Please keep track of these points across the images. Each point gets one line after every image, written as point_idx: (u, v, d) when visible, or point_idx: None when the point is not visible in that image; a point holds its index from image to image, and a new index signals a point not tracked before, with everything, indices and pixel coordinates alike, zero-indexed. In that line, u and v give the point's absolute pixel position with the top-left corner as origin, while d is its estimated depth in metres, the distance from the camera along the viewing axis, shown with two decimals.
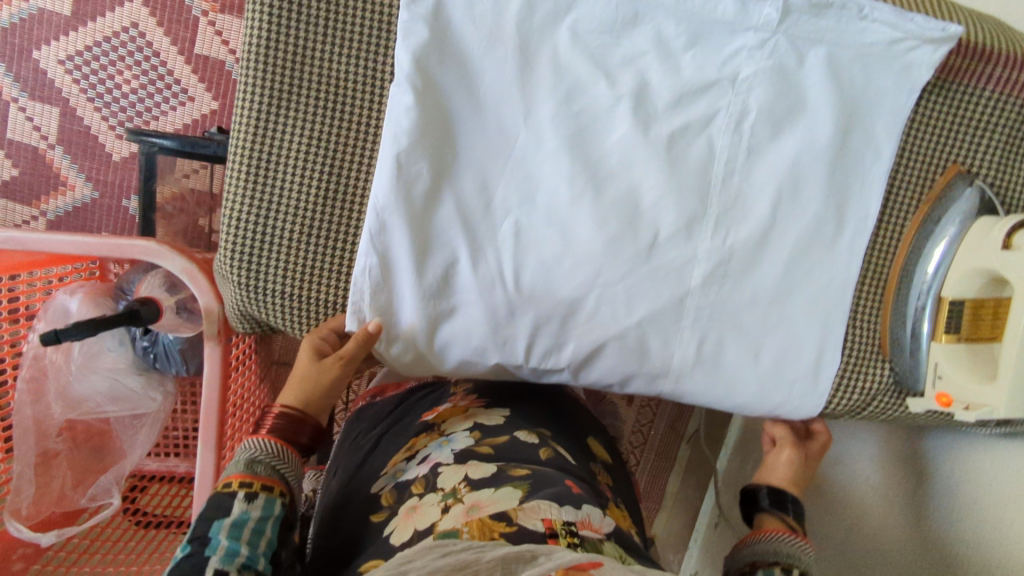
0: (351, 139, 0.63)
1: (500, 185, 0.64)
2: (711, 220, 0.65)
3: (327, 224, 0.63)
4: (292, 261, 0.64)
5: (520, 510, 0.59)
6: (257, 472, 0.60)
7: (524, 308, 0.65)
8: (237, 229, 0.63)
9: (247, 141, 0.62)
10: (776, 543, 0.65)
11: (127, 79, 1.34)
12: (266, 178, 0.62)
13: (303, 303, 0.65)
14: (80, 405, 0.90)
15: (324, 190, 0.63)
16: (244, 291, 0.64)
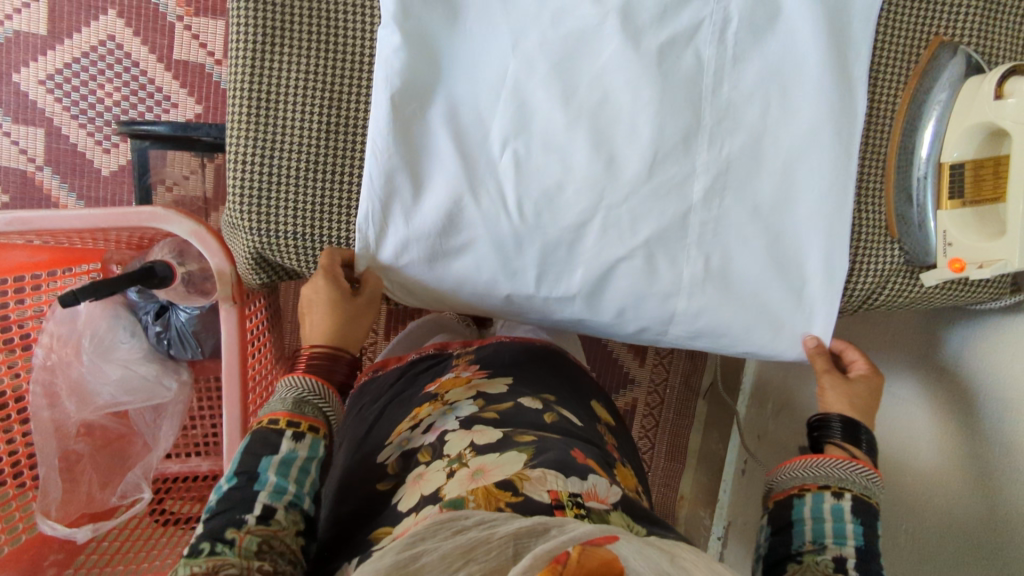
0: (344, 82, 0.63)
1: (494, 120, 0.64)
2: (706, 131, 0.65)
3: (329, 169, 0.63)
4: (297, 209, 0.64)
5: (527, 481, 0.56)
6: (304, 411, 0.60)
7: (531, 238, 0.65)
8: (241, 181, 0.63)
9: (243, 94, 0.62)
10: (817, 467, 0.66)
11: (109, 92, 1.34)
12: (266, 119, 0.62)
13: (313, 250, 0.65)
14: (94, 401, 0.90)
15: (322, 136, 0.63)
16: (254, 241, 0.64)
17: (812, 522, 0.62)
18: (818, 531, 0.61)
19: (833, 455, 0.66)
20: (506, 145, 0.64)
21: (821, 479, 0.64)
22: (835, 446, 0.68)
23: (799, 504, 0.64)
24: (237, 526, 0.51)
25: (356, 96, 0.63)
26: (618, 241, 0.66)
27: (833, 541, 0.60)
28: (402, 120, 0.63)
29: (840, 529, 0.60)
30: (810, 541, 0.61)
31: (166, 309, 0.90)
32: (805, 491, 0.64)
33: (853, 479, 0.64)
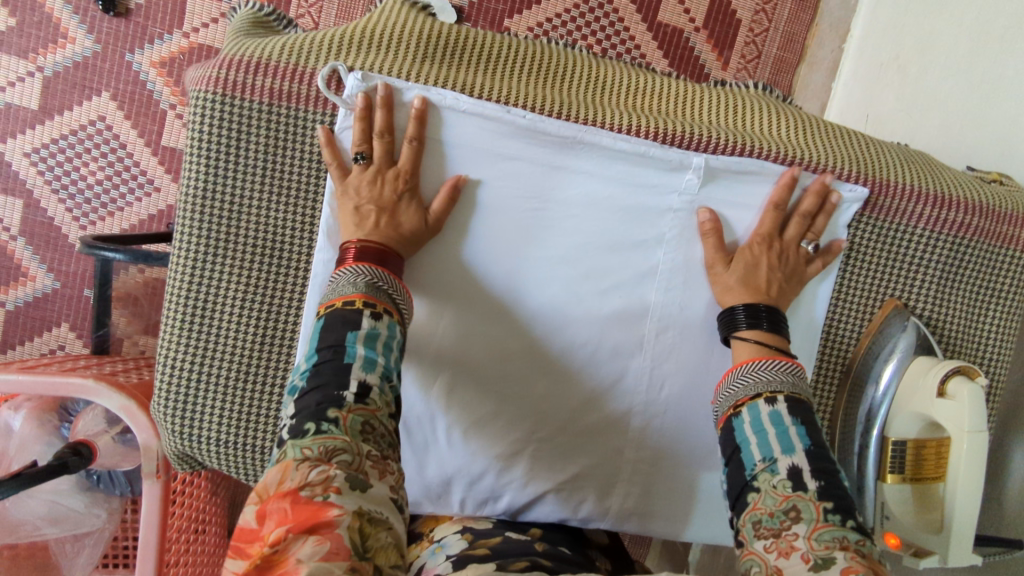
0: (282, 295, 0.62)
1: (432, 348, 0.63)
2: (646, 372, 0.65)
3: (259, 378, 0.62)
4: (223, 416, 0.62)
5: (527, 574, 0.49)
6: (377, 295, 0.54)
7: (456, 469, 0.64)
8: (167, 384, 0.61)
9: (180, 299, 0.61)
10: (746, 377, 0.56)
11: (93, 170, 1.34)
12: (201, 323, 0.61)
13: (233, 457, 0.63)
14: (14, 529, 0.86)
15: (256, 345, 0.62)
16: (177, 444, 0.63)
17: (757, 440, 0.52)
18: (766, 449, 0.51)
19: (750, 357, 0.58)
20: (441, 373, 0.63)
21: (752, 387, 0.55)
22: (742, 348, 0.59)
23: (739, 424, 0.54)
24: (336, 404, 0.47)
25: (291, 311, 0.62)
26: (546, 474, 0.65)
27: (782, 452, 0.50)
28: None
29: (784, 438, 0.51)
30: (761, 460, 0.51)
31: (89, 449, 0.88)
32: (739, 407, 0.55)
33: (780, 379, 0.55)
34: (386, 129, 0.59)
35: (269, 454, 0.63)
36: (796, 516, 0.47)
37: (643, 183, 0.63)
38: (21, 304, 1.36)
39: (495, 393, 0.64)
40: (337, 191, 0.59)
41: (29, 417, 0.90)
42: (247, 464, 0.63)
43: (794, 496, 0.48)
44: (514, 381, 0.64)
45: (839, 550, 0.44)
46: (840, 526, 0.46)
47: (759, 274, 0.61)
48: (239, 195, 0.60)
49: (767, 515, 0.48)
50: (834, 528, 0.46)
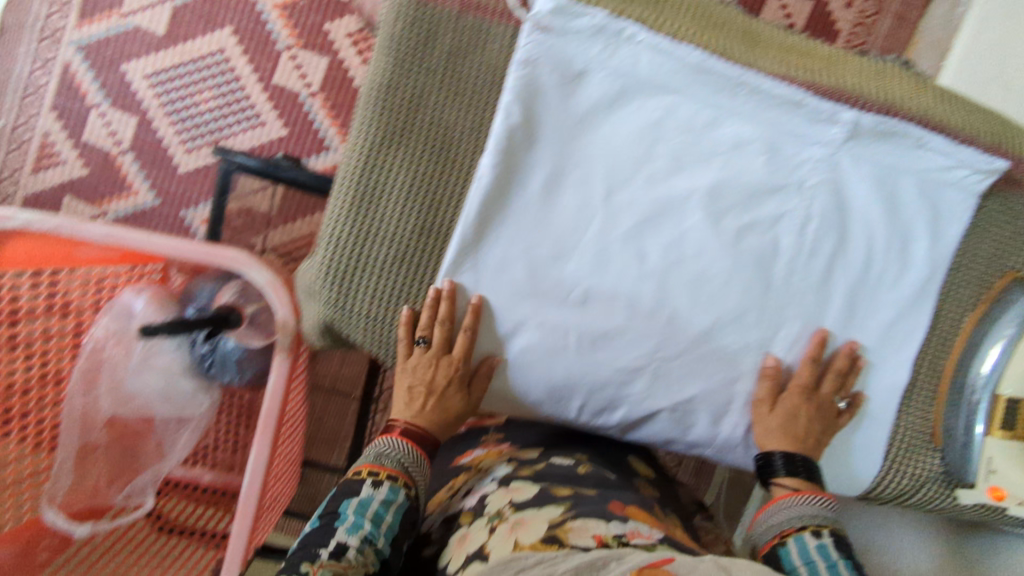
0: (445, 188, 0.67)
1: (573, 258, 0.66)
2: (767, 312, 0.67)
3: (413, 262, 0.67)
4: (375, 291, 0.67)
5: (570, 531, 0.60)
6: (383, 463, 0.65)
7: (583, 375, 0.67)
8: (329, 255, 0.66)
9: (351, 179, 0.65)
10: (793, 510, 0.64)
11: (205, 98, 1.41)
12: (367, 203, 0.66)
13: (379, 330, 0.68)
14: (129, 401, 0.96)
15: (414, 231, 0.67)
16: (328, 313, 0.67)
17: (805, 571, 0.59)
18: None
19: (787, 496, 0.66)
20: (579, 282, 0.66)
21: (799, 521, 0.63)
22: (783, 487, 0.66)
23: (786, 555, 0.62)
24: (311, 560, 0.56)
25: (451, 207, 0.66)
26: (664, 392, 0.68)
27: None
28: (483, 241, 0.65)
29: (834, 570, 0.58)
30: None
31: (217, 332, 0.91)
32: (786, 539, 0.62)
33: (823, 515, 0.63)
34: (565, 49, 0.63)
35: (411, 336, 0.68)
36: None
37: (791, 130, 0.65)
38: (121, 216, 1.43)
39: (625, 309, 0.66)
40: (512, 100, 0.62)
41: (150, 302, 0.95)
42: (388, 342, 0.68)
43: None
44: (643, 302, 0.66)
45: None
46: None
47: (798, 425, 0.67)
48: (421, 89, 0.65)
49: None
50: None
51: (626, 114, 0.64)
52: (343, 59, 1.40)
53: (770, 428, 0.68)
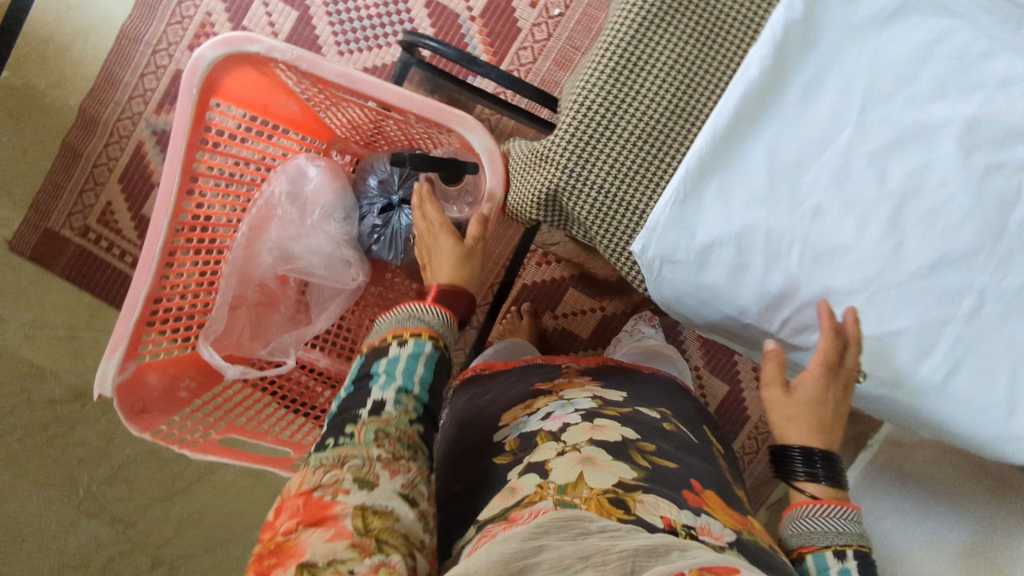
0: (703, 77, 0.68)
1: (814, 168, 0.66)
2: (998, 257, 0.67)
3: (658, 140, 0.67)
4: (615, 162, 0.67)
5: (640, 503, 0.53)
6: (408, 326, 0.70)
7: (800, 287, 0.67)
8: (578, 118, 0.68)
9: (616, 50, 0.67)
10: (805, 523, 0.66)
11: (368, 5, 1.43)
12: (626, 75, 0.67)
13: (609, 202, 0.68)
14: (292, 261, 0.95)
15: (665, 111, 0.67)
16: (564, 175, 0.68)
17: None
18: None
19: (821, 501, 0.67)
20: (817, 193, 0.66)
21: (816, 537, 0.64)
22: (807, 489, 0.68)
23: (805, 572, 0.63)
24: (354, 421, 0.61)
25: (706, 95, 0.68)
26: (874, 318, 0.68)
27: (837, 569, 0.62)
28: (735, 133, 0.66)
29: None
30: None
31: (393, 207, 0.94)
32: (804, 554, 0.64)
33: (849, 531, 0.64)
34: None
35: (639, 214, 0.68)
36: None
37: None
38: None
39: (857, 228, 0.66)
40: None
41: (324, 169, 0.96)
42: (614, 216, 0.68)
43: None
44: (874, 224, 0.67)
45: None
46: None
47: (825, 410, 0.70)
48: None
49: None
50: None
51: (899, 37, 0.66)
52: None
53: (789, 416, 0.71)
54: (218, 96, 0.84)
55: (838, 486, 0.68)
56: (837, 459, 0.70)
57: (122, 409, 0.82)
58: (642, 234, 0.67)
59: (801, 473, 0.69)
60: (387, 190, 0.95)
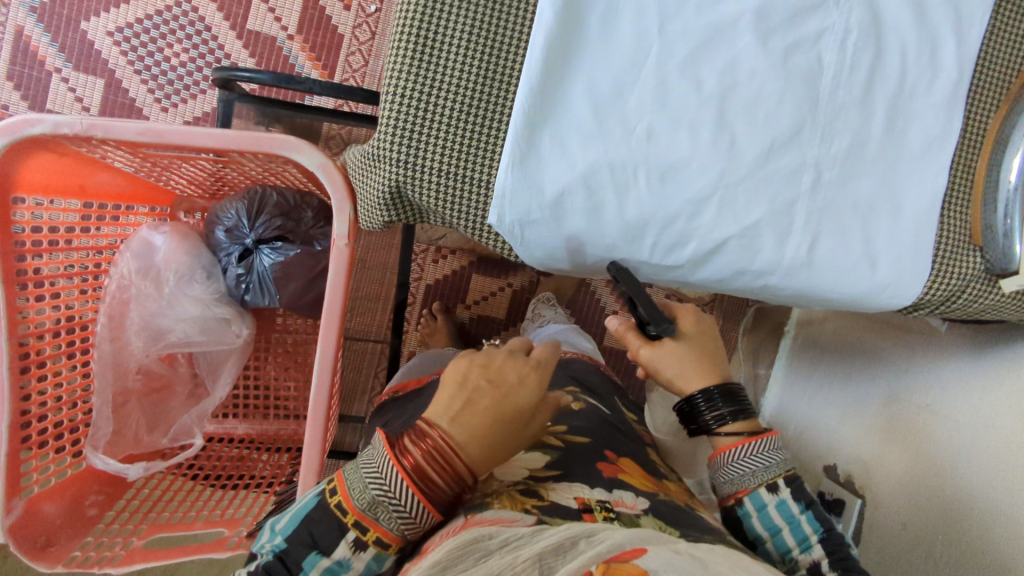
0: (506, 25, 0.66)
1: (634, 92, 0.68)
2: (820, 127, 0.71)
3: (483, 104, 0.66)
4: (448, 140, 0.66)
5: (553, 491, 0.69)
6: (377, 518, 0.57)
7: (657, 209, 0.69)
8: (398, 107, 0.66)
9: (413, 26, 0.65)
10: (741, 468, 0.67)
11: (178, 52, 1.35)
12: (431, 48, 0.65)
13: (454, 181, 0.67)
14: (166, 338, 0.89)
15: (480, 72, 0.66)
16: (403, 167, 0.66)
17: (773, 534, 0.64)
18: (783, 545, 0.64)
19: (737, 444, 0.68)
20: (644, 116, 0.68)
21: (746, 481, 0.67)
22: (726, 433, 0.69)
23: (748, 517, 0.66)
24: None
25: (513, 47, 0.66)
26: (731, 217, 0.70)
27: (801, 549, 0.63)
28: (550, 79, 0.66)
29: (799, 532, 0.64)
30: (781, 558, 0.64)
31: (251, 251, 0.89)
32: (741, 498, 0.67)
33: (773, 460, 0.66)
34: None
35: (487, 187, 0.67)
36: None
37: None
38: None
39: (688, 136, 0.68)
40: None
41: (172, 234, 0.90)
42: (463, 196, 0.68)
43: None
44: (704, 127, 0.69)
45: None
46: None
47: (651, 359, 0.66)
48: None
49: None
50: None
51: None
52: None
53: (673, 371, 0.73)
54: (16, 192, 0.74)
55: (749, 422, 0.69)
56: (739, 391, 0.71)
57: (22, 550, 0.72)
58: (494, 204, 0.67)
59: (711, 420, 0.70)
60: (239, 237, 0.89)
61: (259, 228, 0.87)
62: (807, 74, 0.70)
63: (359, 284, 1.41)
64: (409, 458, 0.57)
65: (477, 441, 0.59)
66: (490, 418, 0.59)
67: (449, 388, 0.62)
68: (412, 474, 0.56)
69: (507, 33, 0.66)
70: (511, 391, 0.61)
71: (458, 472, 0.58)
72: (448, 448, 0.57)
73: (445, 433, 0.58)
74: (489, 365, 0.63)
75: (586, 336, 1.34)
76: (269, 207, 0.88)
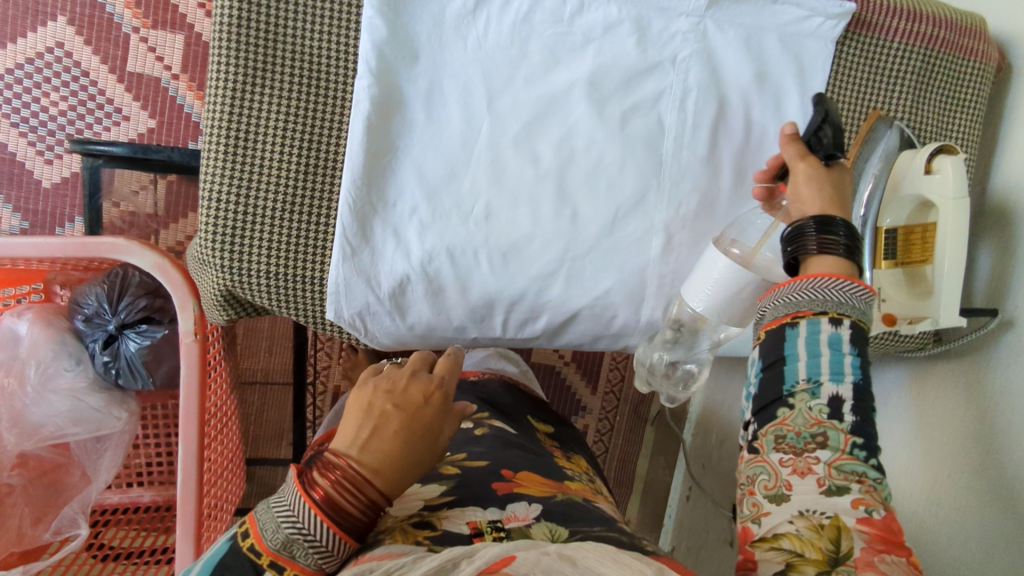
0: (322, 116, 0.63)
1: (467, 175, 0.66)
2: (665, 189, 0.70)
3: (306, 200, 0.64)
4: (274, 241, 0.64)
5: (445, 519, 0.62)
6: (294, 558, 0.53)
7: (499, 294, 0.67)
8: (217, 210, 0.63)
9: (224, 125, 0.62)
10: (811, 293, 0.50)
11: (56, 101, 1.29)
12: (247, 147, 0.63)
13: (284, 280, 0.65)
14: (37, 432, 0.85)
15: (301, 168, 0.64)
16: (228, 271, 0.64)
17: (807, 359, 0.49)
18: (814, 368, 0.49)
19: (825, 274, 0.50)
20: (480, 197, 0.66)
21: (817, 304, 0.50)
22: (823, 258, 0.51)
23: (793, 337, 0.50)
24: None
25: (333, 138, 0.64)
26: (580, 291, 0.69)
27: (830, 378, 0.48)
28: (375, 170, 0.64)
29: (838, 364, 0.48)
30: (805, 379, 0.49)
31: (116, 336, 0.85)
32: (798, 317, 0.50)
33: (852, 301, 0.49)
34: None
35: (321, 283, 0.65)
36: (822, 443, 0.47)
37: (654, 6, 0.67)
38: None
39: (528, 214, 0.67)
40: (373, 16, 0.62)
41: (36, 322, 0.87)
42: (298, 294, 0.65)
43: (827, 423, 0.47)
44: (545, 202, 0.67)
45: (856, 483, 0.45)
46: (862, 467, 0.46)
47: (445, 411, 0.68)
48: (279, 11, 0.62)
49: (794, 433, 0.48)
50: (855, 465, 0.46)
51: (473, 20, 0.64)
52: (201, 33, 1.31)
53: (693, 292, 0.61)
54: None
55: (854, 265, 0.51)
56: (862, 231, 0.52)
57: None
58: (330, 301, 0.65)
59: (813, 244, 0.52)
60: (100, 323, 0.86)
61: (122, 311, 0.85)
62: (648, 138, 0.69)
63: (273, 322, 1.39)
64: (319, 491, 0.54)
65: (385, 463, 0.56)
66: (399, 440, 0.57)
67: (356, 414, 0.59)
68: (323, 506, 0.54)
69: (325, 126, 0.64)
70: (419, 408, 0.59)
71: (372, 499, 0.55)
72: (359, 474, 0.55)
73: (354, 461, 0.56)
74: (394, 387, 0.61)
75: (512, 357, 1.29)
76: (133, 287, 0.86)
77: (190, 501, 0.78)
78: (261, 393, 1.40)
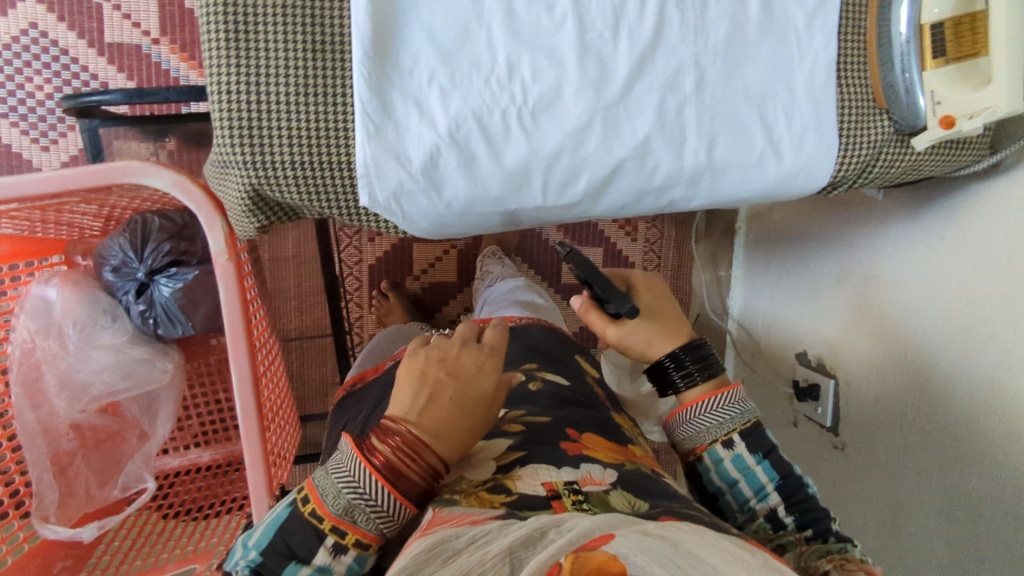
0: None
1: (481, 29, 0.62)
2: (690, 21, 0.66)
3: (318, 78, 0.60)
4: (293, 127, 0.60)
5: (519, 480, 0.55)
6: (355, 523, 0.51)
7: (534, 153, 0.64)
8: (228, 103, 0.59)
9: (219, 9, 0.58)
10: (700, 423, 0.66)
11: (41, 85, 1.25)
12: (246, 29, 0.59)
13: (311, 168, 0.62)
14: (86, 392, 0.84)
15: (306, 45, 0.60)
16: (253, 166, 0.60)
17: (731, 488, 0.64)
18: (742, 495, 0.64)
19: (698, 401, 0.67)
20: (498, 52, 0.62)
21: (710, 436, 0.65)
22: (691, 389, 0.68)
23: (708, 473, 0.65)
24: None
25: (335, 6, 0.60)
26: (618, 139, 0.65)
27: (757, 497, 0.63)
28: (384, 38, 0.60)
29: (755, 482, 0.63)
30: (740, 508, 0.63)
31: (148, 284, 0.85)
32: (700, 454, 0.66)
33: (728, 419, 0.65)
34: None
35: (348, 168, 0.62)
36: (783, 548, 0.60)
37: None
38: None
39: (551, 63, 0.63)
40: None
41: (65, 286, 0.85)
42: (326, 184, 0.63)
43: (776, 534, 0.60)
44: (566, 51, 0.63)
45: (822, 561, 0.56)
46: (824, 546, 0.57)
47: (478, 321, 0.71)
48: None
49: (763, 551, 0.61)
50: (820, 549, 0.57)
51: None
52: None
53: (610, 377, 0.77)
54: None
55: (714, 380, 0.68)
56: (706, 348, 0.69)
57: None
58: (362, 182, 0.62)
59: (678, 379, 0.68)
60: (129, 273, 0.85)
61: (149, 257, 0.83)
62: None
63: (298, 281, 1.36)
64: (379, 457, 0.51)
65: (446, 429, 0.53)
66: (456, 407, 0.53)
67: (409, 382, 0.55)
68: (382, 472, 0.51)
69: None
70: (472, 378, 0.55)
71: (431, 464, 0.52)
72: (420, 440, 0.51)
73: (414, 427, 0.52)
74: (447, 354, 0.56)
75: (540, 290, 1.24)
76: (154, 232, 0.84)
77: (253, 427, 0.77)
78: (299, 351, 1.39)
